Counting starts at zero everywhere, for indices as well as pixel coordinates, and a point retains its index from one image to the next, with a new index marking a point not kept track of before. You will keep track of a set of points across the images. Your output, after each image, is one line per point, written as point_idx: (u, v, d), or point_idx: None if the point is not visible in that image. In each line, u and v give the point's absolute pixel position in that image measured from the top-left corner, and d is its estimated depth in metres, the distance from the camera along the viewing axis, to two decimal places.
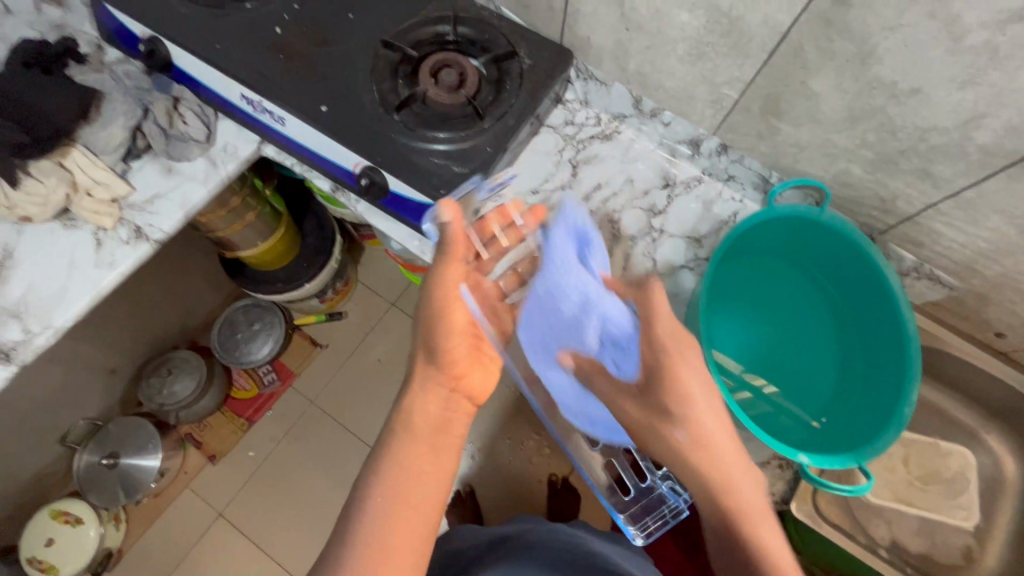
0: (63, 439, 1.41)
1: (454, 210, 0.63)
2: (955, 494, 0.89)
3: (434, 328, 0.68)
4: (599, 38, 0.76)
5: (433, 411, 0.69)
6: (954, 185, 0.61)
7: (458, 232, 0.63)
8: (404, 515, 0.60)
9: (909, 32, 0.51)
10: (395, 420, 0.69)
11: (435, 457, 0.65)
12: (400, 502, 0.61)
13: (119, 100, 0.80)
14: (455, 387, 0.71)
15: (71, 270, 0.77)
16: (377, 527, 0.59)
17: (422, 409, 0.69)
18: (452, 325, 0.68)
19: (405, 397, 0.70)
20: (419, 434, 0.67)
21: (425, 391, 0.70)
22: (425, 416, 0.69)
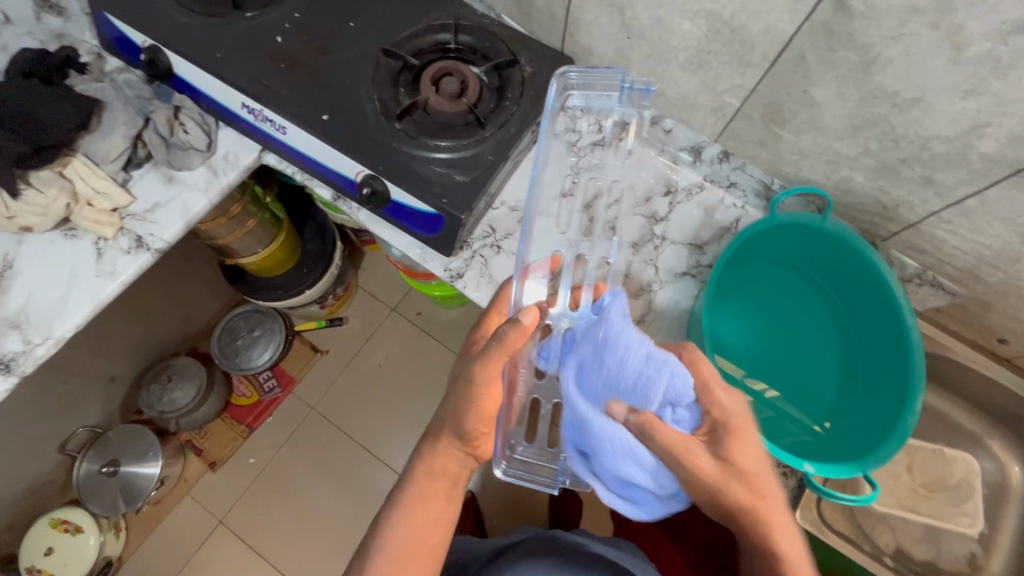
0: (62, 448, 1.40)
1: (531, 316, 0.58)
2: (961, 501, 0.89)
3: (468, 404, 0.65)
4: (600, 46, 0.76)
5: (439, 479, 0.71)
6: (957, 194, 0.61)
7: (515, 341, 0.58)
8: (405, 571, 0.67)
9: (910, 42, 0.51)
10: (413, 471, 0.71)
11: (433, 542, 0.70)
12: (412, 554, 0.68)
13: (120, 109, 0.80)
14: (471, 457, 0.72)
15: (72, 280, 0.77)
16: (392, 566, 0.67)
17: (436, 465, 0.71)
18: (490, 402, 0.65)
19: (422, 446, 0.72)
20: (426, 486, 0.70)
21: (444, 454, 0.71)
22: (438, 473, 0.71)
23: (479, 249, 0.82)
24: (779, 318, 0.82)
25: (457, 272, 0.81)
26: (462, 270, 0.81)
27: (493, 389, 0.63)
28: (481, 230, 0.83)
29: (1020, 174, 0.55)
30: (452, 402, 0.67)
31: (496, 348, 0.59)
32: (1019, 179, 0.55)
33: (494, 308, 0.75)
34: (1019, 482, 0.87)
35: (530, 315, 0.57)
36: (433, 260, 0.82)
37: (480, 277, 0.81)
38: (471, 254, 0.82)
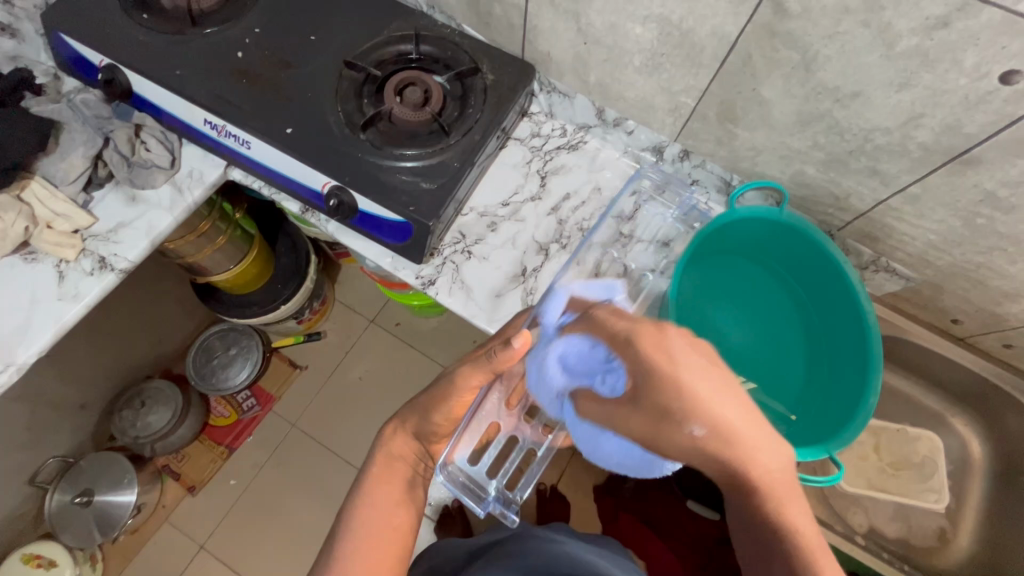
0: (31, 480, 1.35)
1: (523, 340, 0.62)
2: (926, 478, 0.92)
3: (441, 399, 0.68)
4: (559, 52, 0.78)
5: (399, 461, 0.68)
6: (901, 182, 0.64)
7: (505, 359, 0.64)
8: (377, 556, 0.59)
9: (845, 40, 0.53)
10: (371, 459, 0.68)
11: (400, 522, 0.63)
12: (381, 527, 0.61)
13: (78, 130, 0.78)
14: (427, 446, 0.72)
15: (33, 305, 0.75)
16: (363, 551, 0.59)
17: (394, 447, 0.69)
18: (458, 405, 0.68)
19: (376, 441, 0.70)
20: (386, 467, 0.67)
21: (400, 436, 0.70)
22: (397, 457, 0.69)
23: (450, 255, 0.83)
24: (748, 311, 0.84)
25: (429, 279, 0.82)
26: (434, 276, 0.82)
27: (466, 397, 0.67)
28: (451, 236, 0.84)
29: (957, 161, 0.58)
30: (427, 394, 0.70)
31: (480, 361, 0.65)
32: (956, 166, 0.58)
33: (505, 328, 0.73)
34: (982, 457, 0.90)
35: (521, 342, 0.62)
36: (405, 268, 0.82)
37: (451, 282, 0.82)
38: (443, 261, 0.82)
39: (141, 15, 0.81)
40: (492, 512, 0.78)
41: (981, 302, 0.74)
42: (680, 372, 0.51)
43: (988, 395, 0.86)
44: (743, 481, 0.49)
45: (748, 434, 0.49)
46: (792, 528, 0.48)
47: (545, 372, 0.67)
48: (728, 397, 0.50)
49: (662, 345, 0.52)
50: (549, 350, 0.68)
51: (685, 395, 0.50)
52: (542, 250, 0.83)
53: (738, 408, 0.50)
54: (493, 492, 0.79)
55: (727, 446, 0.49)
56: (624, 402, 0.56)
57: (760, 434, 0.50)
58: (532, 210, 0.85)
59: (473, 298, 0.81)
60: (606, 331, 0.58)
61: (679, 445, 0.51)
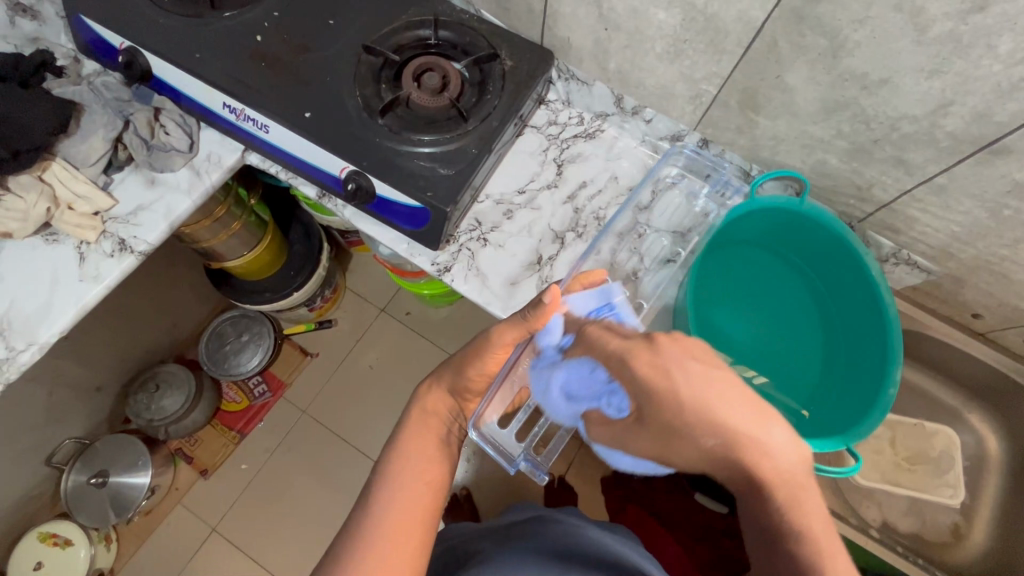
0: (48, 461, 1.38)
1: (554, 294, 0.64)
2: (942, 473, 0.91)
3: (476, 355, 0.69)
4: (579, 38, 0.77)
5: (432, 416, 0.69)
6: (926, 172, 0.63)
7: (543, 312, 0.63)
8: (408, 509, 0.59)
9: (876, 25, 0.52)
10: (406, 415, 0.69)
11: (432, 478, 0.62)
12: (415, 480, 0.61)
13: (99, 112, 0.79)
14: (461, 404, 0.73)
15: (54, 286, 0.76)
16: (398, 500, 0.60)
17: (428, 403, 0.70)
18: (493, 362, 0.70)
19: (412, 396, 0.71)
20: (422, 422, 0.68)
21: (434, 392, 0.71)
22: (431, 412, 0.69)
23: (466, 242, 0.83)
24: (761, 301, 0.84)
25: (444, 266, 0.82)
26: (449, 263, 0.82)
27: (499, 355, 0.69)
28: (467, 223, 0.84)
29: (985, 151, 0.57)
30: (464, 353, 0.71)
31: (515, 320, 0.66)
32: (985, 155, 0.57)
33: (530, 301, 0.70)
34: (998, 454, 0.90)
35: (550, 296, 0.63)
36: (421, 254, 0.82)
37: (467, 269, 0.82)
38: (458, 248, 0.82)
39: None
40: (522, 470, 0.78)
41: (1003, 296, 0.73)
42: (681, 389, 0.50)
43: (1006, 391, 0.85)
44: (755, 486, 0.47)
45: (754, 424, 0.48)
46: (811, 542, 0.44)
47: (551, 389, 0.62)
48: (734, 405, 0.48)
49: (660, 366, 0.51)
50: (545, 371, 0.64)
51: (683, 405, 0.49)
52: (558, 238, 0.83)
53: (748, 414, 0.48)
54: (521, 456, 0.78)
55: (744, 453, 0.47)
56: (633, 421, 0.54)
57: (761, 432, 0.48)
58: (548, 198, 0.85)
59: (489, 286, 0.81)
60: (608, 355, 0.56)
61: (688, 455, 0.50)
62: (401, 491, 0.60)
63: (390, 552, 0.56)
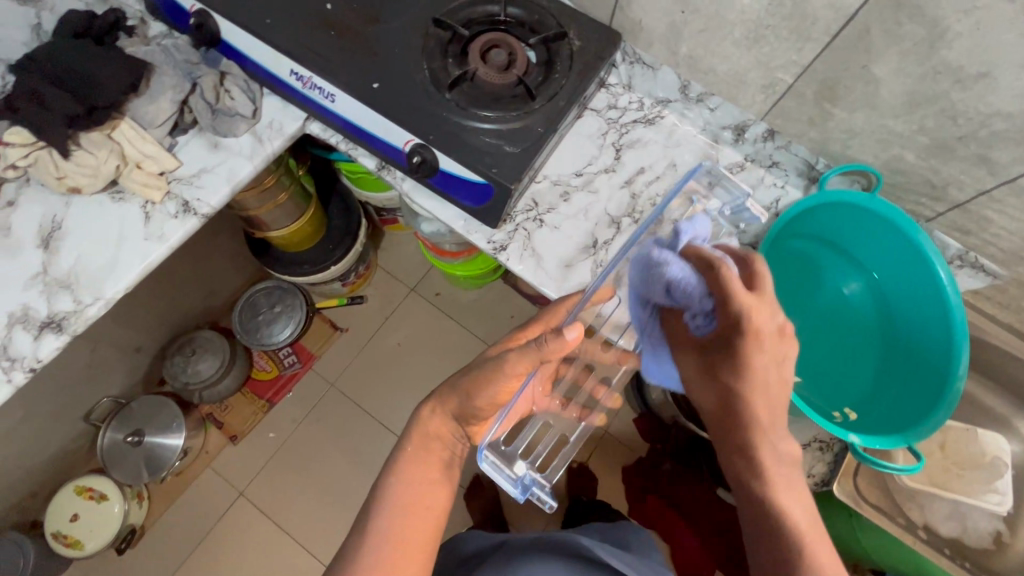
0: (87, 417, 1.41)
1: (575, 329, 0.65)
2: (995, 479, 0.81)
3: (490, 380, 0.67)
4: (652, 21, 0.76)
5: (433, 442, 0.72)
6: (1011, 172, 0.61)
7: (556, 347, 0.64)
8: (406, 534, 0.65)
9: (982, 16, 0.51)
10: (408, 438, 0.72)
11: (431, 503, 0.68)
12: (416, 501, 0.67)
13: (168, 73, 0.80)
14: (465, 428, 0.73)
15: (119, 243, 0.77)
16: (397, 526, 0.65)
17: (431, 427, 0.72)
18: (504, 390, 0.67)
19: (414, 416, 0.74)
20: (422, 446, 0.71)
21: (437, 416, 0.72)
22: (433, 436, 0.72)
23: (522, 223, 0.83)
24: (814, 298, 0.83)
25: (500, 244, 0.82)
26: (505, 242, 0.82)
27: (511, 383, 0.67)
28: (524, 204, 0.84)
29: None
30: (468, 377, 0.69)
31: (528, 351, 0.65)
32: None
33: (548, 317, 0.75)
34: None
35: (572, 333, 0.64)
36: (477, 232, 0.82)
37: (523, 249, 0.82)
38: (515, 227, 0.83)
39: None
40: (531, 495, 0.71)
41: None
42: (762, 359, 0.53)
43: None
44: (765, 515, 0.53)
45: (783, 472, 0.54)
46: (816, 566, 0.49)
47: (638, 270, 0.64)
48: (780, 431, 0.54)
49: (771, 361, 0.54)
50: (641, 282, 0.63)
51: (757, 438, 0.54)
52: (614, 223, 0.83)
53: (779, 397, 0.54)
54: (525, 475, 0.73)
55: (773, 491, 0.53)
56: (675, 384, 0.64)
57: (791, 474, 0.53)
58: (606, 182, 0.85)
59: (544, 267, 0.81)
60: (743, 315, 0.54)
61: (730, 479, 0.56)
62: (399, 516, 0.66)
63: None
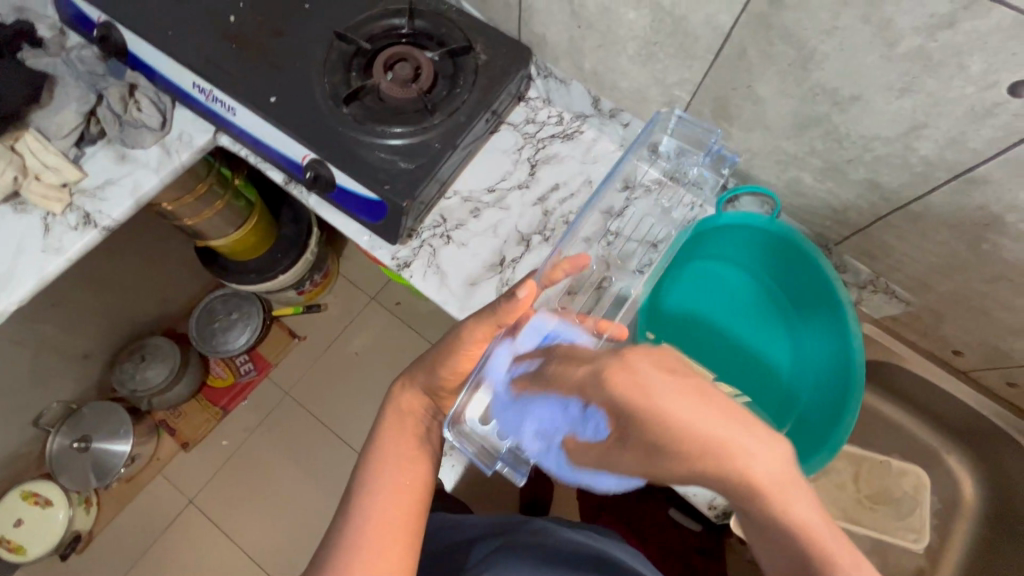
0: (36, 421, 1.42)
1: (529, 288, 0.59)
2: (904, 515, 0.85)
3: (450, 352, 0.65)
4: (555, 36, 0.74)
5: (409, 416, 0.67)
6: (901, 198, 0.58)
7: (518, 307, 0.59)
8: (387, 513, 0.59)
9: (843, 36, 0.48)
10: (382, 415, 0.67)
11: (415, 474, 0.62)
12: (395, 480, 0.61)
13: (72, 84, 0.79)
14: (437, 401, 0.69)
15: (17, 255, 0.77)
16: (381, 503, 0.59)
17: (404, 403, 0.68)
18: (466, 359, 0.65)
19: (387, 394, 0.69)
20: (397, 423, 0.66)
21: (411, 390, 0.68)
22: (406, 412, 0.67)
23: (428, 238, 0.81)
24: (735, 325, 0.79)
25: (404, 261, 0.80)
26: (409, 259, 0.80)
27: (471, 351, 0.64)
28: (432, 219, 0.82)
29: (961, 179, 0.52)
30: (434, 350, 0.67)
31: (484, 314, 0.61)
32: (960, 184, 0.53)
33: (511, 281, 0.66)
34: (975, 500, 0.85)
35: (525, 291, 0.59)
36: (381, 248, 0.81)
37: (427, 266, 0.80)
38: (420, 243, 0.81)
39: None
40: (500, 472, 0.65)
41: (984, 335, 0.68)
42: (652, 393, 0.45)
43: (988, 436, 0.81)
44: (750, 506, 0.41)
45: (727, 424, 0.43)
46: None
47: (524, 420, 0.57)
48: (700, 406, 0.43)
49: (639, 379, 0.46)
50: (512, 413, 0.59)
51: (671, 429, 0.44)
52: (523, 241, 0.81)
53: (722, 418, 0.43)
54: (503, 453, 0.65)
55: (715, 462, 0.42)
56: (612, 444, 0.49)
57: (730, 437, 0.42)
58: (518, 198, 0.83)
59: (447, 285, 0.79)
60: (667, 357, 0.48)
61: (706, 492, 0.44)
62: (384, 493, 0.60)
63: (378, 557, 0.56)
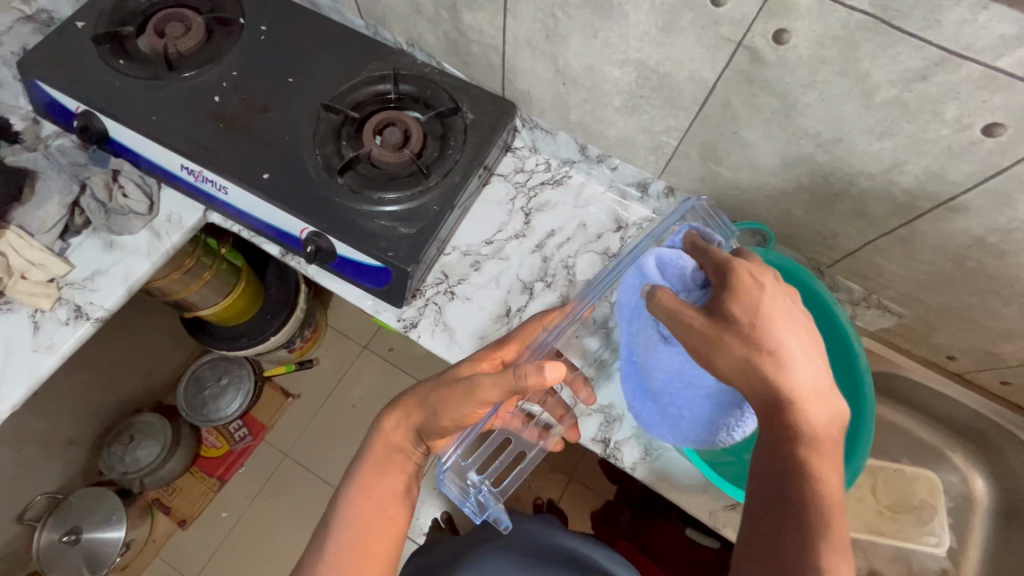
0: (20, 518, 1.33)
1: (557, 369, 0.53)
2: (925, 521, 0.88)
3: (457, 403, 0.57)
4: (539, 92, 0.77)
5: (398, 453, 0.63)
6: (887, 225, 0.62)
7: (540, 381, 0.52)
8: (370, 543, 0.58)
9: (823, 89, 0.52)
10: (367, 448, 0.63)
11: (396, 514, 0.61)
12: (378, 515, 0.60)
13: (54, 177, 0.78)
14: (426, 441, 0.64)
15: (7, 358, 0.74)
16: (360, 537, 0.58)
17: (393, 438, 0.63)
18: (470, 415, 0.58)
19: (375, 426, 0.64)
20: (383, 458, 0.62)
21: (399, 427, 0.63)
22: (396, 447, 0.63)
23: (432, 297, 0.81)
24: None
25: (410, 321, 0.80)
26: (415, 319, 0.80)
27: (480, 410, 0.58)
28: (434, 277, 0.82)
29: (943, 207, 0.56)
30: (436, 395, 0.60)
31: (505, 376, 0.54)
32: (942, 212, 0.57)
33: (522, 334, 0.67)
34: (984, 493, 0.88)
35: (555, 372, 0.52)
36: (386, 311, 0.81)
37: (434, 324, 0.80)
38: (425, 302, 0.81)
39: (118, 60, 0.80)
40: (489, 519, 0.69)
41: (975, 340, 0.72)
42: (768, 299, 0.49)
43: (987, 431, 0.84)
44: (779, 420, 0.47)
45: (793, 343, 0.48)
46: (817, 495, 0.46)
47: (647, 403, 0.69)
48: (790, 327, 0.48)
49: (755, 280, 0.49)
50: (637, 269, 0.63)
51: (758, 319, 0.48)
52: (526, 289, 0.82)
53: (807, 351, 0.48)
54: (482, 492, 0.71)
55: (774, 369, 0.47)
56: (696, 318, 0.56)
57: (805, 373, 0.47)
58: (516, 248, 0.83)
59: (456, 341, 0.79)
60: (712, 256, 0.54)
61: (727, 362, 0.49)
62: (366, 528, 0.59)
63: None
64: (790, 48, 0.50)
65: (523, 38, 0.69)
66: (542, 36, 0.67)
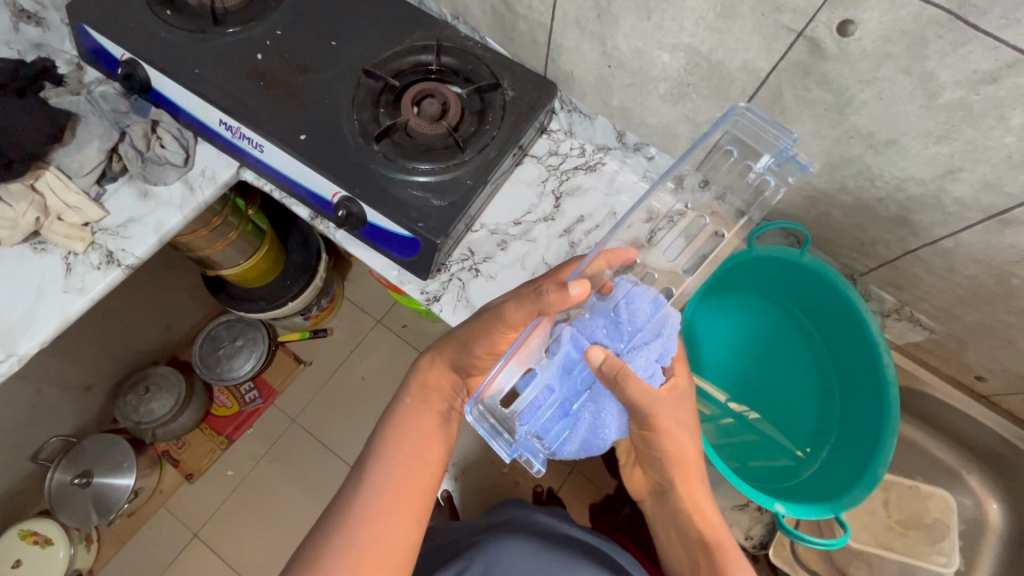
0: (35, 456, 1.37)
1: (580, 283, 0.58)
2: (936, 540, 0.87)
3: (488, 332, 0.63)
4: (582, 72, 0.76)
5: (434, 394, 0.67)
6: (933, 234, 0.60)
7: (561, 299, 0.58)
8: (407, 477, 0.60)
9: (883, 86, 0.51)
10: (405, 391, 0.67)
11: (430, 459, 0.62)
12: (414, 457, 0.62)
13: (95, 122, 0.78)
14: (465, 379, 0.69)
15: (39, 296, 0.75)
16: (395, 475, 0.60)
17: (430, 379, 0.68)
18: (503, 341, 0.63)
19: (413, 371, 0.69)
20: (422, 399, 0.66)
21: (436, 368, 0.68)
22: (431, 388, 0.68)
23: (457, 272, 0.81)
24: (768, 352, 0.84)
25: (433, 295, 0.80)
26: (438, 293, 0.80)
27: (512, 331, 0.62)
28: (459, 253, 0.82)
29: (995, 220, 0.55)
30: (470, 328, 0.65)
31: (528, 301, 0.59)
32: (993, 224, 0.55)
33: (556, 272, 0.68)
34: (996, 517, 0.87)
35: (577, 288, 0.57)
36: (410, 282, 0.81)
37: (456, 300, 0.80)
38: (449, 277, 0.81)
39: (164, 11, 0.80)
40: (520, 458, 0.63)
41: (1008, 362, 0.70)
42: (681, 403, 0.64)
43: (1008, 455, 0.83)
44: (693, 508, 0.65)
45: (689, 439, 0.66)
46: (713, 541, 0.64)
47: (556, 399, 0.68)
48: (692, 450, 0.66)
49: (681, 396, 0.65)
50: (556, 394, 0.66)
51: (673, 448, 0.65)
52: None
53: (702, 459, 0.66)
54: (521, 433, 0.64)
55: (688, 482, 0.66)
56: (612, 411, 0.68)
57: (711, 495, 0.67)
58: (544, 231, 0.82)
59: None
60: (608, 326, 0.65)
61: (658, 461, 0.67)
62: (402, 466, 0.61)
63: (391, 520, 0.57)
64: (853, 40, 0.49)
65: (573, 16, 0.68)
66: (593, 15, 0.66)
